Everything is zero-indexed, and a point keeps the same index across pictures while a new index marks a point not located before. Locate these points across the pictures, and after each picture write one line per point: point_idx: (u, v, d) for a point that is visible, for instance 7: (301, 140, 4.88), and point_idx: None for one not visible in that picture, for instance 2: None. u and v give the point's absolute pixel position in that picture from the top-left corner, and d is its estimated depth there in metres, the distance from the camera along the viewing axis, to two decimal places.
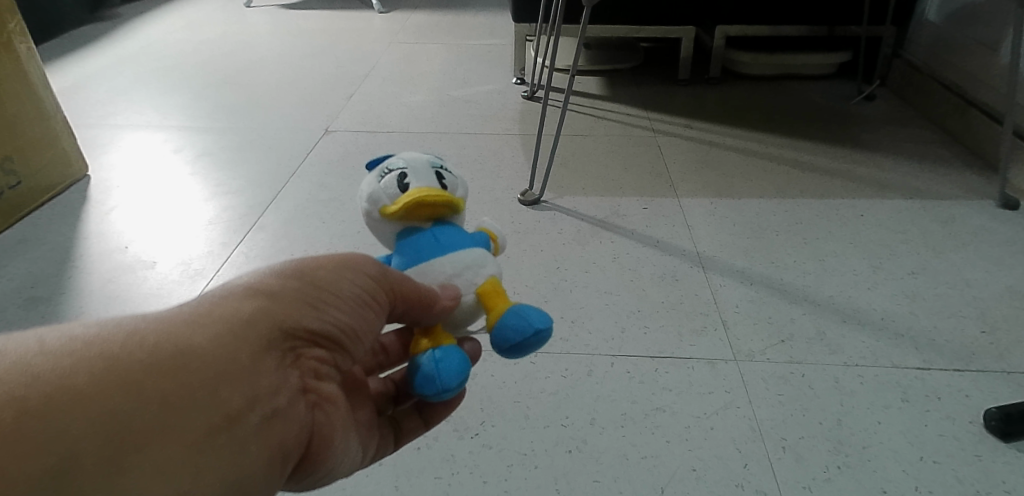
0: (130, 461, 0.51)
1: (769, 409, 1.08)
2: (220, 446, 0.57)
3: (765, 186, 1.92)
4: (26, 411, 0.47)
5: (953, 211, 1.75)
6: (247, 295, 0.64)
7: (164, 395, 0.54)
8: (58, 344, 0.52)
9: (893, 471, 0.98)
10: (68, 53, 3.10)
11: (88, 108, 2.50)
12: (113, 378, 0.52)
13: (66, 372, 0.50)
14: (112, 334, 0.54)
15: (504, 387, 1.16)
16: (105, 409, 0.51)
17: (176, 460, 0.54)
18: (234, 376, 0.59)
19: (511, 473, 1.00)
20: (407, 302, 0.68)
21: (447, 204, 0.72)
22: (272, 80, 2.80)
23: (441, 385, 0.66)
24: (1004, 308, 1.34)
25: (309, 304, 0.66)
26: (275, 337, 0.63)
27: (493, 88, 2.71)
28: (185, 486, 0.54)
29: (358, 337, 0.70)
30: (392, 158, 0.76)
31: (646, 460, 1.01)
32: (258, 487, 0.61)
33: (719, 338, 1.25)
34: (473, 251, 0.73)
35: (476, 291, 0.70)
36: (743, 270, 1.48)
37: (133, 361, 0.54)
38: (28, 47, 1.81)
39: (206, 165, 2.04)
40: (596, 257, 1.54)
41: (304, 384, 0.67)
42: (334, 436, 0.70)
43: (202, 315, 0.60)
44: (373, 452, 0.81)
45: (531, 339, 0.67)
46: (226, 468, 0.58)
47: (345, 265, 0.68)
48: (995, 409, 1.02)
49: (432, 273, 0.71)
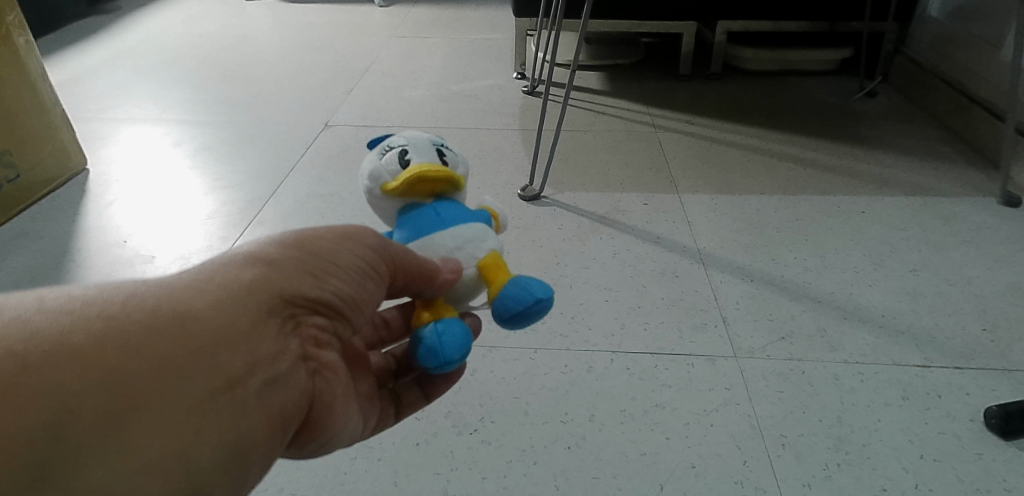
0: (129, 420, 0.51)
1: (769, 406, 1.08)
2: (220, 409, 0.57)
3: (766, 182, 1.91)
4: (26, 366, 0.47)
5: (955, 208, 1.75)
6: (248, 262, 0.64)
7: (164, 356, 0.54)
8: (58, 303, 0.52)
9: (893, 468, 0.98)
10: (67, 46, 3.09)
11: (87, 102, 2.49)
12: (113, 337, 0.52)
13: (64, 330, 0.50)
14: (111, 294, 0.54)
15: (503, 383, 1.16)
16: (105, 367, 0.50)
17: (176, 421, 0.54)
18: (235, 340, 0.59)
19: (510, 469, 1.00)
20: (408, 275, 0.68)
21: (448, 179, 0.74)
22: (272, 74, 2.79)
23: (444, 356, 0.66)
24: (1005, 305, 1.34)
25: (309, 273, 0.66)
26: (276, 303, 0.63)
27: (494, 83, 2.70)
28: (185, 447, 0.54)
29: (358, 307, 0.70)
30: (393, 138, 0.78)
31: (645, 457, 1.01)
32: (260, 452, 0.61)
33: (719, 334, 1.25)
34: (473, 224, 0.74)
35: (477, 263, 0.71)
36: (744, 267, 1.47)
37: (133, 322, 0.53)
38: (27, 40, 1.80)
39: (205, 159, 2.03)
40: (597, 253, 1.54)
41: (304, 352, 0.67)
42: (334, 405, 0.70)
43: (203, 281, 0.60)
44: (372, 425, 0.81)
45: (532, 307, 0.68)
46: (226, 431, 0.57)
47: (346, 237, 0.69)
48: (996, 407, 1.02)
49: (432, 246, 0.71)
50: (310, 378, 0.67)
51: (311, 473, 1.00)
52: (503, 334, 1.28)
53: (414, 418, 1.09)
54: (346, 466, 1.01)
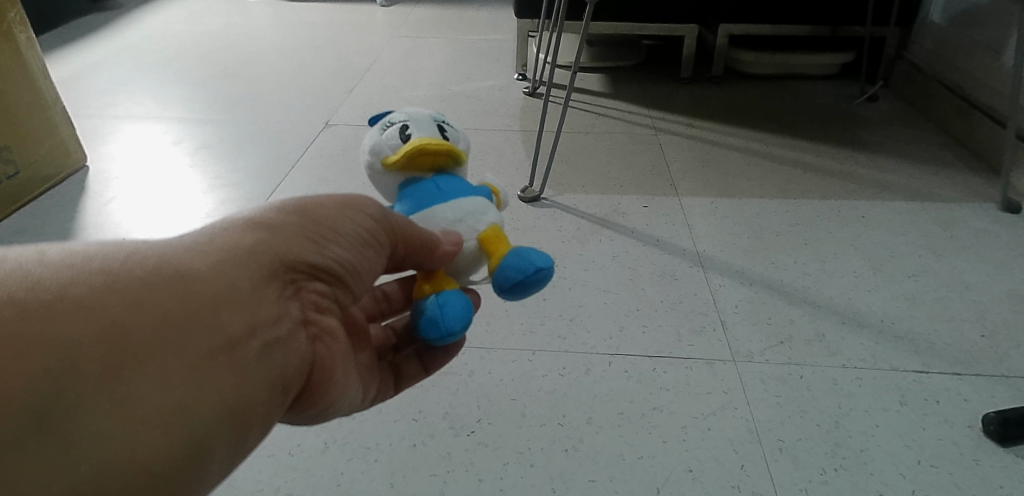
0: (130, 373, 0.50)
1: (766, 410, 1.08)
2: (222, 369, 0.56)
3: (766, 186, 1.91)
4: (26, 313, 0.46)
5: (955, 214, 1.75)
6: (248, 227, 0.63)
7: (165, 312, 0.53)
8: (58, 256, 0.51)
9: (890, 474, 0.97)
10: (69, 43, 3.09)
11: (88, 99, 2.49)
12: (114, 291, 0.51)
13: (66, 282, 0.49)
14: (110, 252, 0.54)
15: (501, 385, 1.16)
16: (107, 320, 0.50)
17: (177, 378, 0.53)
18: (235, 301, 0.58)
19: (506, 471, 1.00)
20: (408, 245, 0.68)
21: (449, 153, 0.73)
22: (273, 73, 2.79)
23: (445, 328, 0.67)
24: (1004, 312, 1.33)
25: (310, 238, 0.65)
26: (277, 267, 0.63)
27: (495, 84, 2.70)
28: (188, 405, 0.53)
29: (360, 276, 0.69)
30: (393, 113, 0.78)
31: (642, 460, 1.00)
32: (261, 415, 0.59)
33: (717, 338, 1.25)
34: (474, 198, 0.74)
35: (477, 236, 0.71)
36: (743, 270, 1.47)
37: (134, 278, 0.53)
38: (28, 36, 1.80)
39: (205, 157, 2.03)
40: (596, 255, 1.53)
41: (304, 317, 0.66)
42: (335, 372, 0.69)
43: (204, 244, 0.60)
44: (372, 398, 0.80)
45: (532, 277, 0.67)
46: (228, 390, 0.56)
47: (346, 205, 0.69)
48: (994, 414, 1.02)
49: (433, 219, 0.72)
50: (311, 344, 0.67)
51: (307, 473, 1.00)
52: (502, 335, 1.28)
53: (411, 419, 1.09)
54: (343, 466, 1.01)
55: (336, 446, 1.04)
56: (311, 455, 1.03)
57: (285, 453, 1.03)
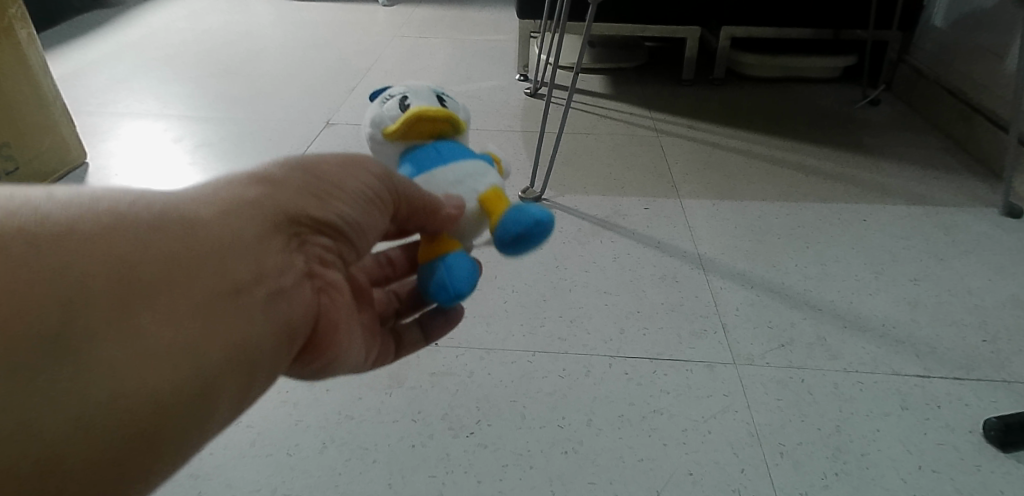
0: (135, 319, 0.47)
1: (767, 414, 1.07)
2: (228, 316, 0.54)
3: (768, 188, 1.91)
4: (30, 252, 0.43)
5: (957, 218, 1.74)
6: (255, 177, 0.61)
7: (172, 257, 0.51)
8: (62, 193, 0.48)
9: (892, 479, 0.96)
10: (70, 40, 3.09)
11: (89, 96, 2.48)
12: (118, 234, 0.48)
13: (69, 221, 0.46)
14: (115, 193, 0.51)
15: (500, 386, 1.15)
16: (110, 262, 0.47)
17: (183, 325, 0.50)
18: (242, 248, 0.56)
19: (506, 473, 0.99)
20: (412, 207, 0.68)
21: (449, 120, 0.77)
22: (275, 71, 2.79)
23: (454, 290, 0.68)
24: (1006, 317, 1.33)
25: (315, 191, 0.63)
26: (281, 218, 0.60)
27: (497, 84, 2.70)
28: (194, 351, 0.50)
29: (365, 232, 0.67)
30: (392, 88, 0.82)
31: (642, 463, 1.00)
32: (265, 364, 0.57)
33: (718, 340, 1.25)
34: (473, 162, 0.76)
35: (478, 197, 0.73)
36: (744, 273, 1.47)
37: (140, 220, 0.50)
38: (28, 33, 1.79)
39: (206, 155, 2.03)
40: (597, 257, 1.53)
41: (310, 269, 0.64)
42: (338, 328, 0.68)
43: (210, 192, 0.57)
44: (372, 360, 0.79)
45: (532, 230, 0.70)
46: (234, 338, 0.54)
47: (350, 161, 0.67)
48: (995, 419, 1.01)
49: (435, 182, 0.74)
50: (315, 296, 0.64)
51: (305, 473, 0.99)
52: (502, 336, 1.27)
53: (410, 420, 1.08)
54: (341, 467, 1.00)
55: (334, 446, 1.04)
56: (310, 455, 1.02)
57: (283, 453, 1.02)
